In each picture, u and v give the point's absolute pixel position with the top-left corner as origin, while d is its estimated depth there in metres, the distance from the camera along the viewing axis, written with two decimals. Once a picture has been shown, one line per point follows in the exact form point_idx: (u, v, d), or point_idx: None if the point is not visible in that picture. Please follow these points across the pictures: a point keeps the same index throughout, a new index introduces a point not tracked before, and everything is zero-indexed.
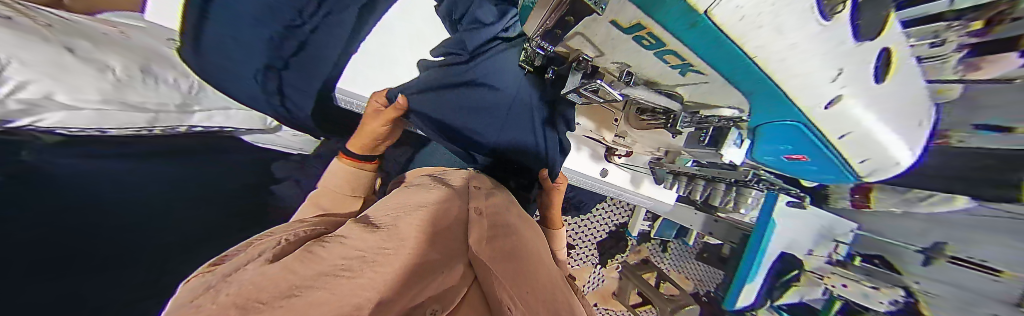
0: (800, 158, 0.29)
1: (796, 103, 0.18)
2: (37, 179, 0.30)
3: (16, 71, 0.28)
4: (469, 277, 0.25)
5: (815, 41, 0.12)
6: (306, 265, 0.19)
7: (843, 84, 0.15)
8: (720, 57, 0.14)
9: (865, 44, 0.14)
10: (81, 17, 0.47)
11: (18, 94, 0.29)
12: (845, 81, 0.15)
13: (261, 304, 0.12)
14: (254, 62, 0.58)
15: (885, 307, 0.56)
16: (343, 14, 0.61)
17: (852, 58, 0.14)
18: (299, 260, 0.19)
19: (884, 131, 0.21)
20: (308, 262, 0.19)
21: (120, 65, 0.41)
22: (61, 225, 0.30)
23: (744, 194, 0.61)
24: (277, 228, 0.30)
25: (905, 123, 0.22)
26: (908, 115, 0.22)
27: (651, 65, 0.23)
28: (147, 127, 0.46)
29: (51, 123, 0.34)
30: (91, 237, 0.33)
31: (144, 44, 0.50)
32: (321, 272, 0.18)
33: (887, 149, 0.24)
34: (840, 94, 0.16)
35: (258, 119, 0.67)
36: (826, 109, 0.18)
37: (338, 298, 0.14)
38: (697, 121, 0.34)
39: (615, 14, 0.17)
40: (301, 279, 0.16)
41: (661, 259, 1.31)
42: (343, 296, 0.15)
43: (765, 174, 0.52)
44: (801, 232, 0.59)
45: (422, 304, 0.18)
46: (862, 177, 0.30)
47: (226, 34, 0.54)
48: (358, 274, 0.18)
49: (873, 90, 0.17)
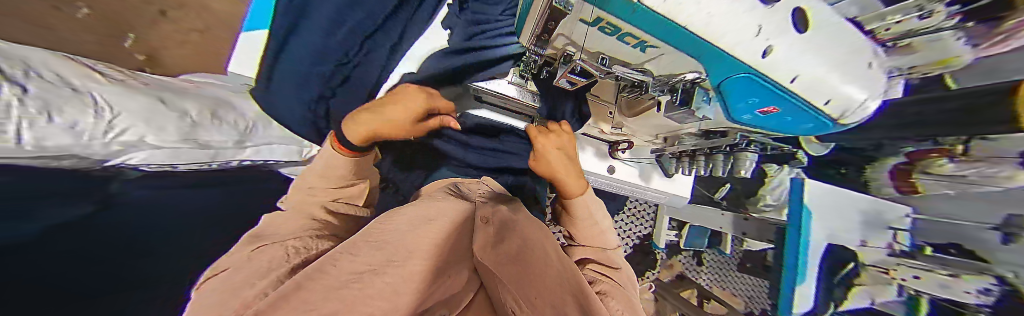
0: (772, 111, 0.27)
1: (736, 63, 0.19)
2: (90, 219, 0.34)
3: (121, 119, 0.40)
4: (466, 289, 0.30)
5: (727, 7, 0.14)
6: (314, 284, 0.20)
7: (766, 37, 0.17)
8: (657, 28, 0.16)
9: (773, 6, 0.16)
10: (166, 79, 0.60)
11: (120, 137, 0.39)
12: (767, 34, 0.17)
13: None
14: (306, 94, 0.67)
15: (974, 299, 0.49)
16: (377, 53, 0.69)
17: (766, 16, 0.16)
18: (307, 278, 0.20)
19: (835, 76, 0.21)
20: (315, 280, 0.20)
21: (195, 110, 0.52)
22: (121, 245, 0.37)
23: (741, 159, 0.55)
24: (275, 241, 0.32)
25: (858, 64, 0.23)
26: (856, 57, 0.22)
27: (618, 49, 0.27)
28: (208, 162, 0.54)
29: (137, 160, 0.43)
30: (136, 265, 0.37)
31: (211, 92, 0.62)
32: (331, 287, 0.19)
33: (847, 89, 0.23)
34: (771, 45, 0.17)
35: (295, 150, 0.69)
36: (763, 58, 0.18)
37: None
38: (664, 83, 0.35)
39: (579, 13, 0.21)
40: (313, 294, 0.18)
41: (696, 273, 1.19)
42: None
43: (755, 137, 0.51)
44: (839, 214, 0.54)
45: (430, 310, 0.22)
46: (840, 123, 0.28)
47: (286, 76, 0.67)
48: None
49: (800, 39, 0.18)
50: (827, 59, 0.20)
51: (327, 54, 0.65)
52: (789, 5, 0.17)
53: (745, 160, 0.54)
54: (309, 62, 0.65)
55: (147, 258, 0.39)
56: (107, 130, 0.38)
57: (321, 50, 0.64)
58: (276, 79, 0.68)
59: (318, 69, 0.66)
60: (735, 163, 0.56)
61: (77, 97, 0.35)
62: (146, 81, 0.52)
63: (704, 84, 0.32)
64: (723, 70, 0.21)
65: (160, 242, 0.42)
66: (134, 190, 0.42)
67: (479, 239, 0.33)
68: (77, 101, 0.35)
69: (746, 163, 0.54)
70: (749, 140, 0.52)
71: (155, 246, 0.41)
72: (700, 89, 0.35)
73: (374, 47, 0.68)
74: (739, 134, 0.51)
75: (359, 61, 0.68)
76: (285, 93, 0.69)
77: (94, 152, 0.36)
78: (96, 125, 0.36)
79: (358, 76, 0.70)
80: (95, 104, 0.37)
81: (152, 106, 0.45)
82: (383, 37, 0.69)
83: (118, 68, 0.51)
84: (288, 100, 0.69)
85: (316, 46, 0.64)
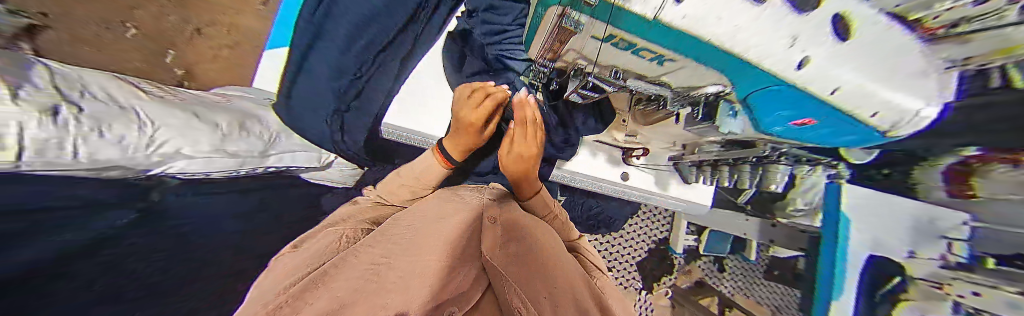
0: (808, 123, 0.27)
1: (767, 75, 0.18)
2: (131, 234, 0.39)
3: (162, 133, 0.43)
4: (481, 282, 0.26)
5: (754, 18, 0.13)
6: (342, 272, 0.22)
7: (801, 47, 0.16)
8: (676, 43, 0.16)
9: (809, 13, 0.15)
10: (206, 94, 0.66)
11: (160, 149, 0.42)
12: (802, 43, 0.16)
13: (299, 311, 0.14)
14: (324, 110, 0.70)
15: None
16: (388, 67, 0.71)
17: (802, 25, 0.15)
18: (334, 268, 0.23)
19: (882, 84, 0.20)
20: (341, 270, 0.23)
21: (226, 123, 0.56)
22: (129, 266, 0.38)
23: (771, 170, 0.53)
24: (329, 232, 0.36)
25: (912, 70, 0.21)
26: (910, 62, 0.21)
27: (633, 63, 0.26)
28: (236, 170, 0.58)
29: (176, 169, 0.47)
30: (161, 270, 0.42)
31: (240, 106, 0.66)
32: (356, 275, 0.22)
33: (900, 97, 0.21)
34: (806, 55, 0.16)
35: (316, 157, 0.76)
36: (798, 70, 0.18)
37: (366, 300, 0.18)
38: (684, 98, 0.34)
39: (591, 30, 0.20)
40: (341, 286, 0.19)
41: (718, 280, 1.13)
42: (372, 297, 0.18)
43: (787, 149, 0.47)
44: (888, 225, 0.44)
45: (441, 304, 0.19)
46: (889, 134, 0.27)
47: (305, 88, 0.68)
48: (384, 279, 0.22)
49: (841, 47, 0.17)
50: (874, 67, 0.18)
51: (341, 73, 0.66)
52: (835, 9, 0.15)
53: (776, 172, 0.53)
54: (326, 77, 0.65)
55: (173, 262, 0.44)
56: (149, 143, 0.40)
57: (337, 65, 0.64)
58: (295, 91, 0.68)
59: (334, 84, 0.67)
60: (764, 174, 0.56)
61: (124, 113, 0.39)
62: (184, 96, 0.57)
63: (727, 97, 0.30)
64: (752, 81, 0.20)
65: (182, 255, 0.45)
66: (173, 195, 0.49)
67: (487, 238, 0.31)
68: (125, 118, 0.39)
69: (777, 175, 0.53)
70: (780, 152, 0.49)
71: (180, 246, 0.45)
72: (727, 102, 0.33)
73: (384, 61, 0.70)
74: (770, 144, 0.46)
75: (371, 75, 0.70)
76: (307, 106, 0.70)
77: (138, 163, 0.40)
78: (139, 138, 0.39)
79: (372, 88, 0.72)
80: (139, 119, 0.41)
81: (188, 120, 0.49)
82: (394, 52, 0.68)
83: (157, 85, 0.56)
84: (310, 113, 0.71)
85: (333, 62, 0.63)
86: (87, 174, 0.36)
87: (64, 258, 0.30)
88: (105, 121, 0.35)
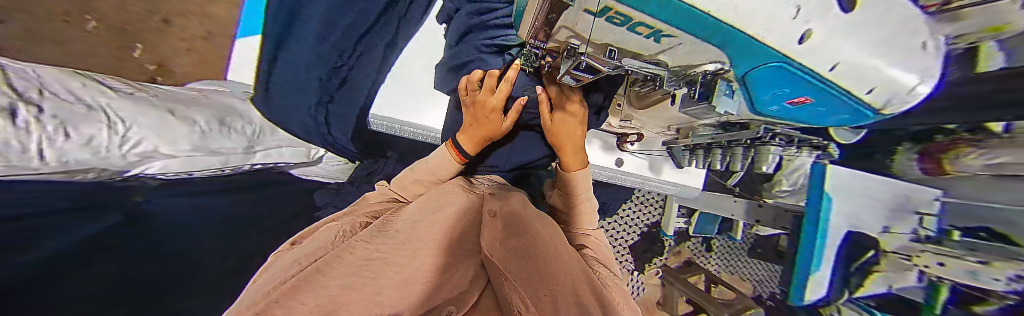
0: (803, 102, 0.26)
1: (765, 49, 0.17)
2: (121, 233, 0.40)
3: (135, 132, 0.42)
4: (481, 280, 0.27)
5: None
6: (336, 269, 0.23)
7: (803, 20, 0.14)
8: (672, 14, 0.15)
9: None
10: (177, 89, 0.62)
11: (134, 149, 0.41)
12: (806, 16, 0.14)
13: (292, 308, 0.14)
14: (306, 100, 0.66)
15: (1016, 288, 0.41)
16: (371, 54, 0.66)
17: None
18: (327, 263, 0.24)
19: (889, 60, 0.18)
20: (335, 264, 0.24)
21: (203, 120, 0.53)
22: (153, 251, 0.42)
23: (763, 156, 0.54)
24: (325, 228, 0.36)
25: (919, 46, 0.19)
26: (920, 33, 0.19)
27: (629, 40, 0.25)
28: (220, 169, 0.56)
29: (156, 169, 0.46)
30: (173, 261, 0.43)
31: (220, 101, 0.64)
32: (350, 271, 0.23)
33: (904, 74, 0.20)
34: (809, 29, 0.15)
35: (304, 152, 0.74)
36: (799, 44, 0.16)
37: (362, 297, 0.19)
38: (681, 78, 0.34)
39: (584, 4, 0.19)
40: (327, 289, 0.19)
41: (706, 259, 1.18)
42: (369, 295, 0.19)
43: (780, 131, 0.46)
44: (868, 204, 0.46)
45: (439, 304, 0.21)
46: (884, 113, 0.26)
47: (286, 78, 0.63)
48: (380, 274, 0.22)
49: (850, 22, 0.15)
50: (884, 45, 0.17)
51: (323, 60, 0.61)
52: None
53: (768, 157, 0.53)
54: (304, 65, 0.61)
55: (181, 254, 0.45)
56: (121, 142, 0.40)
57: (318, 55, 0.60)
58: (273, 84, 0.64)
59: (314, 74, 0.63)
60: (757, 161, 0.56)
61: (92, 113, 0.38)
62: (154, 91, 0.54)
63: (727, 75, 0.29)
64: (751, 57, 0.19)
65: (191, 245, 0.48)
66: (155, 198, 0.49)
67: (485, 236, 0.31)
68: (92, 118, 0.38)
69: (768, 161, 0.54)
70: (773, 133, 0.47)
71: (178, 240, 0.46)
72: (725, 81, 0.31)
73: (367, 48, 0.65)
74: (765, 124, 0.45)
75: (354, 63, 0.66)
76: (287, 96, 0.65)
77: (111, 163, 0.40)
78: (110, 140, 0.39)
79: (357, 77, 0.69)
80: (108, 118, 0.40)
81: (163, 116, 0.47)
82: (377, 37, 0.63)
83: (123, 81, 0.52)
84: (289, 105, 0.66)
85: (313, 53, 0.60)
86: (63, 177, 0.38)
87: (59, 255, 0.32)
88: (71, 121, 0.35)
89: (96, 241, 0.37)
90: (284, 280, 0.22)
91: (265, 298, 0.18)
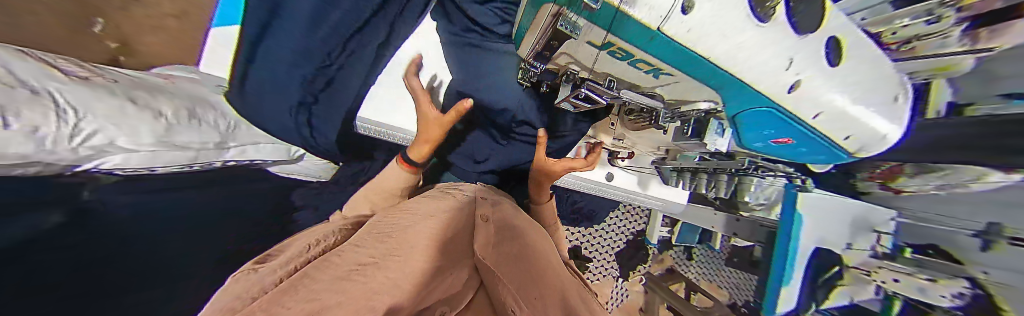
0: (786, 142, 0.27)
1: (756, 96, 0.17)
2: (88, 219, 0.36)
3: (88, 121, 0.35)
4: (473, 283, 0.25)
5: (757, 38, 0.12)
6: (324, 271, 0.20)
7: (795, 71, 0.15)
8: (675, 56, 0.15)
9: (804, 38, 0.14)
10: (142, 74, 0.57)
11: (88, 141, 0.35)
12: (797, 67, 0.15)
13: (283, 304, 0.13)
14: (286, 100, 0.62)
15: (949, 302, 0.46)
16: (361, 54, 0.64)
17: (797, 49, 0.14)
18: (316, 268, 0.21)
19: (860, 107, 0.20)
20: (324, 268, 0.21)
21: (171, 110, 0.48)
22: (85, 259, 0.33)
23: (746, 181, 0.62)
24: (290, 243, 0.33)
25: (886, 97, 0.21)
26: (884, 87, 0.21)
27: (627, 73, 0.25)
28: (189, 165, 0.53)
29: (110, 164, 0.40)
30: (117, 253, 0.37)
31: (190, 91, 0.59)
32: (338, 275, 0.19)
33: (869, 123, 0.22)
34: (799, 80, 0.16)
35: (284, 150, 0.71)
36: (789, 93, 0.17)
37: (354, 299, 0.16)
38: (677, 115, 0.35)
39: (587, 37, 0.19)
40: (319, 281, 0.18)
41: (686, 267, 1.23)
42: (363, 290, 0.17)
43: (762, 162, 0.50)
44: (831, 223, 0.53)
45: (431, 305, 0.18)
46: (857, 155, 0.28)
47: (266, 80, 0.59)
48: (372, 278, 0.19)
49: (829, 75, 0.16)
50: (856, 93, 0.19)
51: (308, 57, 0.58)
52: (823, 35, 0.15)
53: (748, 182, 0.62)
54: (286, 64, 0.57)
55: (132, 252, 0.39)
56: (72, 133, 0.33)
57: (300, 51, 0.56)
58: (250, 82, 0.58)
59: (296, 72, 0.59)
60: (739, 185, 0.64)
61: (40, 99, 0.30)
62: (114, 77, 0.48)
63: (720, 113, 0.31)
64: (743, 101, 0.19)
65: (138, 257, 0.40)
66: (111, 196, 0.43)
67: (479, 237, 0.30)
68: (39, 105, 0.30)
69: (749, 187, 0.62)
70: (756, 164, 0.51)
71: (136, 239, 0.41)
72: (717, 120, 0.33)
73: (357, 47, 0.63)
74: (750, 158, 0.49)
75: (343, 63, 0.63)
76: (264, 97, 0.60)
77: (59, 158, 0.33)
78: (60, 129, 0.32)
79: (341, 79, 0.67)
80: (59, 104, 0.32)
81: (123, 104, 0.41)
82: (370, 36, 0.61)
83: (77, 63, 0.47)
84: (261, 104, 0.62)
85: (295, 47, 0.55)
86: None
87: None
88: (13, 107, 0.26)
89: (57, 221, 0.32)
90: (267, 283, 0.19)
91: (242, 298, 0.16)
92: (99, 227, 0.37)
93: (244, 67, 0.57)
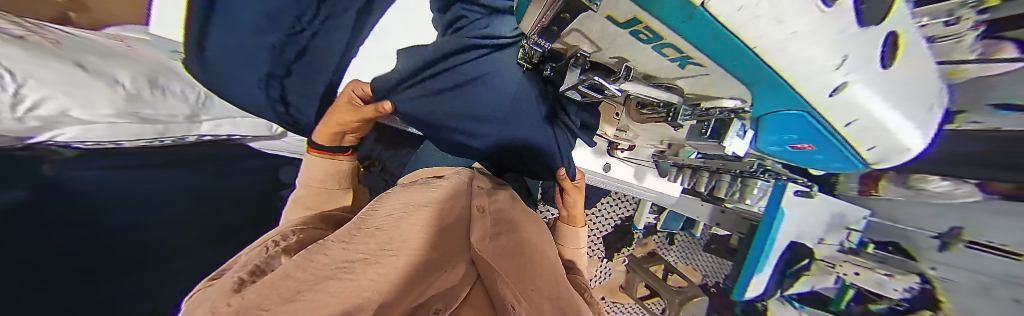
0: (807, 148, 0.28)
1: (794, 92, 0.17)
2: (62, 198, 0.33)
3: (32, 88, 0.33)
4: (471, 277, 0.25)
5: (818, 30, 0.11)
6: (307, 270, 0.18)
7: (844, 68, 0.14)
8: (714, 41, 0.13)
9: (871, 28, 0.12)
10: (94, 35, 0.50)
11: (37, 111, 0.33)
12: (847, 66, 0.14)
13: (271, 304, 0.12)
14: (254, 70, 0.59)
15: (898, 295, 0.54)
16: (340, 19, 0.62)
17: (858, 43, 0.12)
18: (296, 267, 0.18)
19: (891, 112, 0.20)
20: (306, 268, 0.18)
21: (127, 78, 0.45)
22: (68, 242, 0.32)
23: (750, 185, 0.61)
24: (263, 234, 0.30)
25: (919, 104, 0.21)
26: (923, 96, 0.20)
27: (648, 59, 0.23)
28: (160, 139, 0.49)
29: (69, 137, 0.37)
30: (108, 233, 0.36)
31: (152, 55, 0.54)
32: (324, 275, 0.18)
33: (894, 128, 0.22)
34: (844, 80, 0.15)
35: (265, 126, 0.69)
36: (829, 95, 0.17)
37: (339, 300, 0.14)
38: (698, 113, 0.33)
39: (608, 10, 0.16)
40: (304, 282, 0.16)
41: (667, 251, 1.30)
42: (350, 293, 0.15)
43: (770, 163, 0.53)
44: (811, 220, 0.56)
45: (426, 302, 0.18)
46: (871, 164, 0.29)
47: (223, 39, 0.54)
48: (362, 276, 0.18)
49: (876, 78, 0.15)
50: (895, 97, 0.18)
51: (275, 22, 0.56)
52: (894, 23, 0.13)
53: (752, 188, 0.60)
54: (251, 28, 0.55)
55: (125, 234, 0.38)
56: (15, 102, 0.31)
57: (267, 16, 0.55)
58: (210, 42, 0.55)
59: (263, 40, 0.56)
60: (744, 188, 0.62)
61: None
62: (58, 35, 0.42)
63: (744, 113, 0.29)
64: (775, 93, 0.18)
65: (130, 230, 0.39)
66: (77, 169, 0.37)
67: (475, 231, 0.30)
68: None
69: (753, 191, 0.61)
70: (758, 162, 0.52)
71: (125, 212, 0.39)
72: (740, 121, 0.31)
73: (334, 13, 0.61)
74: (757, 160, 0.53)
75: (315, 30, 0.60)
76: (226, 65, 0.57)
77: (10, 128, 0.30)
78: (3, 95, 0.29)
79: (318, 47, 0.63)
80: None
81: (74, 70, 0.38)
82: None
83: (8, 15, 0.41)
84: (235, 76, 0.59)
85: (259, 12, 0.54)
86: None
87: None
88: None
89: (36, 194, 0.31)
90: (258, 274, 0.18)
91: (232, 287, 0.15)
92: (69, 202, 0.34)
93: (196, 27, 0.54)
